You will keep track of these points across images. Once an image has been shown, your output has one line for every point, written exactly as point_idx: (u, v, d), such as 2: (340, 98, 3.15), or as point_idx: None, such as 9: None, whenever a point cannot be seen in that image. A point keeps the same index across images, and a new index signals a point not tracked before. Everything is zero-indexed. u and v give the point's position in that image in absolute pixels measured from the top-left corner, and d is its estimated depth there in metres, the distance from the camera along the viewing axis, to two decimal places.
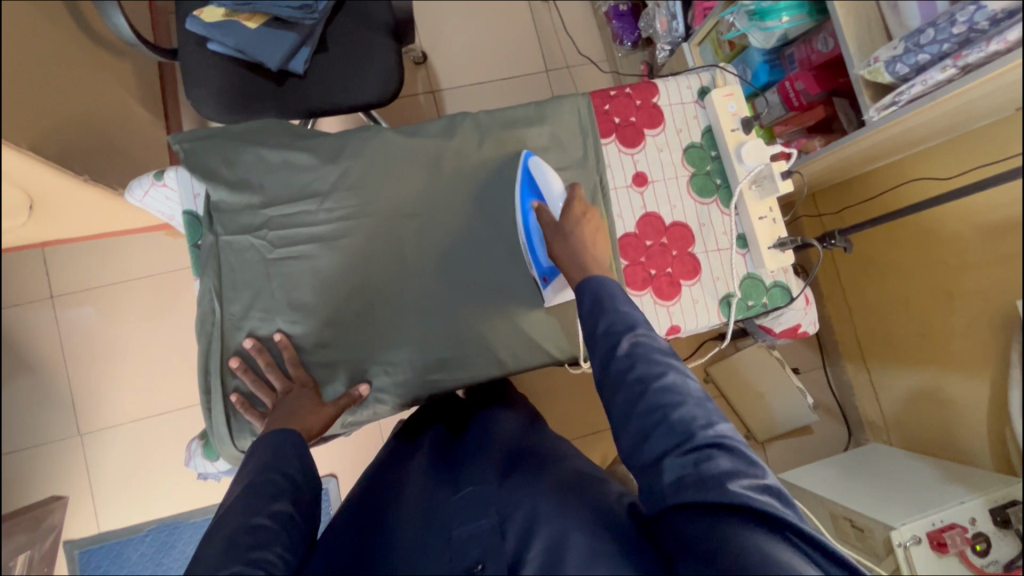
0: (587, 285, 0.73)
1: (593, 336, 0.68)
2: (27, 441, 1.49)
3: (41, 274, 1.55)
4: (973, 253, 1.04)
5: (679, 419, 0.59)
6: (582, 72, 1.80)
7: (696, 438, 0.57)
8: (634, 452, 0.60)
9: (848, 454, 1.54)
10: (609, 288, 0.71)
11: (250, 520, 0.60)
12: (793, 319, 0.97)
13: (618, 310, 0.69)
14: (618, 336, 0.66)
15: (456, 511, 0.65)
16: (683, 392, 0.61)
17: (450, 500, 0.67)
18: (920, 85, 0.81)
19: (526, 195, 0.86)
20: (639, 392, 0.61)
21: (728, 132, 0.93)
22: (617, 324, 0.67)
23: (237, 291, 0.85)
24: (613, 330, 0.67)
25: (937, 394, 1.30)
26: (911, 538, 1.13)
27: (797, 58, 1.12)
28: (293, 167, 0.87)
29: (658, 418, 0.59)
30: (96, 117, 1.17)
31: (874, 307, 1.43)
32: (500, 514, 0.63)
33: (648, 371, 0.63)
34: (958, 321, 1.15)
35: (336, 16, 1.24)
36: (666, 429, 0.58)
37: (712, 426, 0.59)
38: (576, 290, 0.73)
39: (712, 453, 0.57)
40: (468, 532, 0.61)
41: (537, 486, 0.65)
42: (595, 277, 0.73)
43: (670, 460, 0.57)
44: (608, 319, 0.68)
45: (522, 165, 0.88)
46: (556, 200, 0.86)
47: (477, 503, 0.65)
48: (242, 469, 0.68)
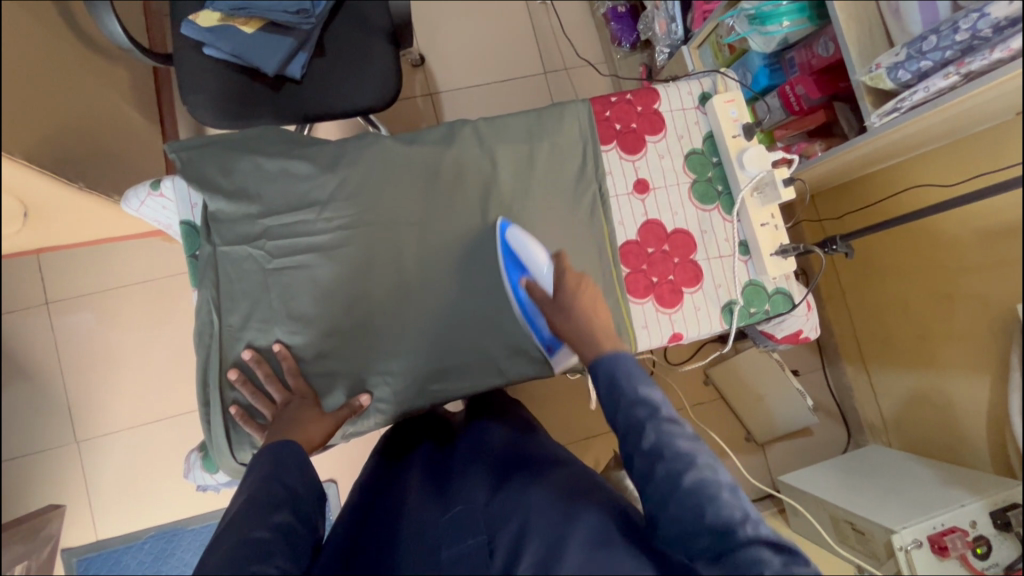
0: (601, 363, 0.68)
1: (615, 423, 0.64)
2: (23, 448, 1.48)
3: (37, 280, 1.53)
4: (973, 258, 1.04)
5: (717, 519, 0.56)
6: (580, 74, 1.80)
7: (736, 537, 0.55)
8: (671, 550, 0.58)
9: (849, 456, 1.54)
10: (624, 367, 0.66)
11: (249, 533, 0.59)
12: (795, 326, 0.96)
13: (637, 393, 0.64)
14: (641, 425, 0.62)
15: (446, 529, 0.65)
16: (716, 484, 0.58)
17: (441, 520, 0.67)
18: (923, 91, 0.80)
19: (511, 274, 0.85)
20: (671, 490, 0.58)
21: (729, 139, 0.93)
22: (637, 410, 0.63)
23: (235, 301, 0.84)
24: (634, 416, 0.63)
25: (936, 397, 1.30)
26: (911, 542, 1.13)
27: (797, 62, 1.12)
28: (291, 176, 0.86)
29: (694, 520, 0.56)
30: (91, 123, 1.16)
31: (874, 309, 1.42)
32: (489, 532, 0.63)
33: (676, 465, 0.59)
34: (957, 324, 1.15)
35: (332, 20, 1.23)
36: (704, 530, 0.56)
37: (751, 522, 0.57)
38: (590, 371, 0.68)
39: (754, 551, 0.55)
40: (454, 555, 0.60)
41: (528, 499, 0.65)
42: (608, 355, 0.68)
43: (710, 566, 0.56)
44: (628, 406, 0.64)
45: (500, 239, 0.87)
46: (543, 273, 0.83)
47: (466, 520, 0.65)
48: (244, 478, 0.68)
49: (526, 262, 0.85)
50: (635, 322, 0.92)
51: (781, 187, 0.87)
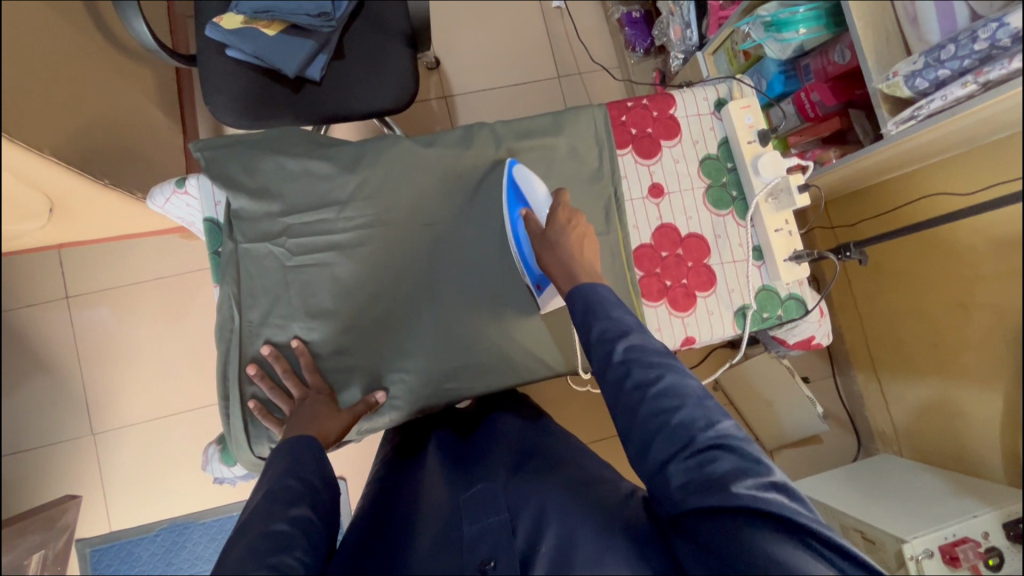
0: (577, 292, 0.74)
1: (589, 343, 0.70)
2: (42, 440, 1.52)
3: (57, 275, 1.57)
4: (989, 268, 1.04)
5: (679, 423, 0.60)
6: (594, 79, 1.81)
7: (698, 441, 0.59)
8: (641, 457, 0.62)
9: (857, 465, 1.54)
10: (598, 293, 0.72)
11: (269, 526, 0.60)
12: (807, 332, 0.96)
13: (609, 316, 0.70)
14: (612, 342, 0.67)
15: (469, 508, 0.68)
16: (682, 395, 0.62)
17: (464, 497, 0.71)
18: (940, 99, 0.81)
19: (513, 204, 0.86)
20: (638, 399, 0.63)
21: (745, 144, 0.94)
22: (609, 329, 0.69)
23: (255, 298, 0.86)
24: (605, 334, 0.68)
25: (948, 406, 1.29)
26: (923, 552, 1.12)
27: (813, 69, 1.13)
28: (312, 175, 0.87)
29: (659, 425, 0.61)
30: (117, 123, 1.19)
31: (886, 316, 1.42)
32: (510, 510, 0.67)
33: (644, 377, 0.64)
34: (972, 333, 1.14)
35: (352, 23, 1.24)
36: (667, 434, 0.60)
37: (713, 427, 0.60)
38: (566, 299, 0.73)
39: (716, 455, 0.58)
40: (477, 530, 0.65)
41: (546, 483, 0.69)
42: (585, 285, 0.73)
43: (676, 465, 0.59)
44: (600, 326, 0.69)
45: (506, 172, 0.87)
46: (540, 205, 0.86)
47: (487, 499, 0.69)
48: (262, 473, 0.69)
49: (526, 196, 0.87)
50: (647, 324, 0.92)
51: (796, 194, 0.87)
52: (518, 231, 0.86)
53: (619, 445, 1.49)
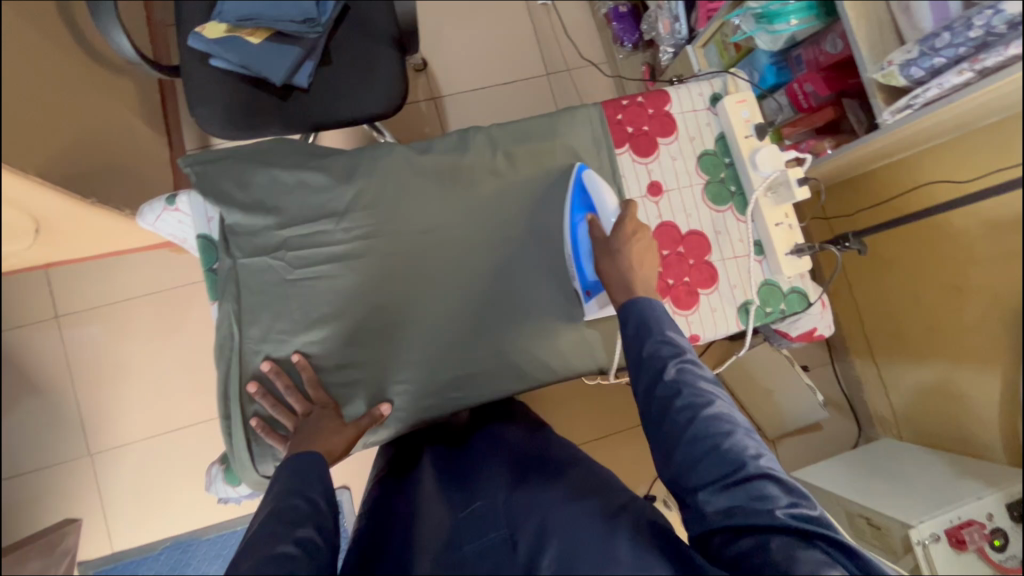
0: (633, 307, 0.74)
1: (640, 358, 0.70)
2: (40, 461, 1.50)
3: (46, 294, 1.54)
4: (986, 251, 1.03)
5: (730, 448, 0.60)
6: (582, 75, 1.80)
7: (747, 469, 0.59)
8: (680, 476, 0.62)
9: (859, 451, 1.55)
10: (654, 312, 0.72)
11: (274, 549, 0.58)
12: (809, 324, 0.96)
13: (662, 335, 0.70)
14: (665, 360, 0.68)
15: (468, 527, 0.68)
16: (732, 422, 0.63)
17: (463, 515, 0.70)
18: (936, 88, 0.81)
19: (577, 207, 0.87)
20: (688, 419, 0.63)
21: (742, 139, 0.93)
22: (662, 348, 0.69)
23: (254, 315, 0.84)
24: (659, 353, 0.69)
25: (948, 389, 1.30)
26: (929, 536, 1.13)
27: (805, 60, 1.12)
28: (306, 187, 0.85)
29: (708, 447, 0.61)
30: (103, 138, 1.17)
31: (881, 302, 1.43)
32: (510, 526, 0.66)
33: (695, 398, 0.64)
34: (967, 315, 1.15)
35: (338, 28, 1.23)
36: (716, 457, 0.60)
37: (761, 458, 0.61)
38: (620, 313, 0.74)
39: (762, 485, 0.59)
40: (478, 548, 0.64)
41: (545, 496, 0.68)
42: (639, 300, 0.74)
43: (718, 491, 0.59)
44: (654, 343, 0.70)
45: (575, 175, 0.88)
46: (609, 214, 0.84)
47: (487, 517, 0.68)
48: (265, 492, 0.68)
49: (594, 201, 0.86)
50: None
51: (796, 186, 0.87)
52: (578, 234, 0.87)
53: (623, 442, 1.49)
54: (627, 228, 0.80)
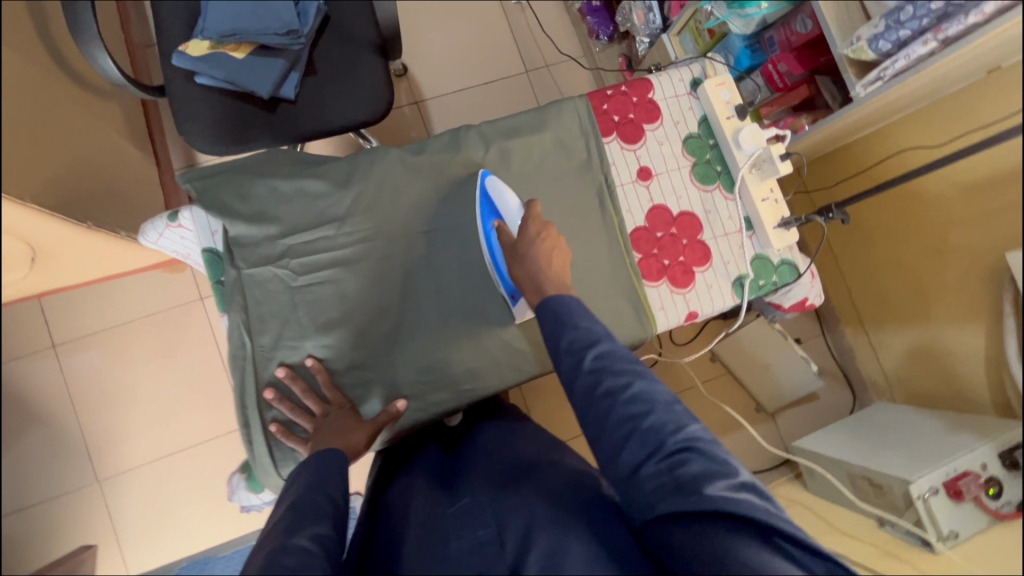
0: (547, 305, 0.74)
1: (558, 352, 0.70)
2: (49, 491, 1.49)
3: (42, 323, 1.53)
4: (959, 212, 1.10)
5: (650, 427, 0.61)
6: (561, 70, 1.83)
7: (669, 445, 0.60)
8: (611, 463, 0.62)
9: (856, 417, 1.60)
10: (566, 305, 0.72)
11: (289, 544, 0.59)
12: (801, 293, 1.00)
13: (577, 325, 0.70)
14: (581, 351, 0.68)
15: (456, 523, 0.71)
16: (652, 399, 0.63)
17: (450, 510, 0.74)
18: (903, 59, 0.85)
19: (486, 214, 0.86)
20: (609, 405, 0.63)
21: (724, 120, 0.96)
22: (577, 341, 0.69)
23: (264, 323, 0.85)
24: (574, 346, 0.68)
25: (934, 348, 1.35)
26: (928, 490, 1.15)
27: (777, 41, 1.16)
28: (306, 195, 0.87)
29: (630, 429, 0.61)
30: (92, 162, 1.17)
31: (865, 269, 1.48)
32: (498, 522, 0.68)
33: (614, 383, 0.64)
34: (949, 276, 1.20)
35: (320, 38, 1.24)
36: (638, 440, 0.61)
37: (682, 430, 0.62)
38: (536, 313, 0.74)
39: (687, 458, 0.60)
40: (465, 546, 0.66)
41: (533, 493, 0.71)
42: (554, 295, 0.74)
43: (646, 471, 0.60)
44: (570, 337, 0.69)
45: (479, 183, 0.88)
46: (515, 218, 0.88)
47: (474, 514, 0.71)
48: (283, 492, 0.70)
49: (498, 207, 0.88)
50: (651, 305, 0.95)
51: (779, 162, 0.90)
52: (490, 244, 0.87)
53: None
54: (532, 228, 0.82)
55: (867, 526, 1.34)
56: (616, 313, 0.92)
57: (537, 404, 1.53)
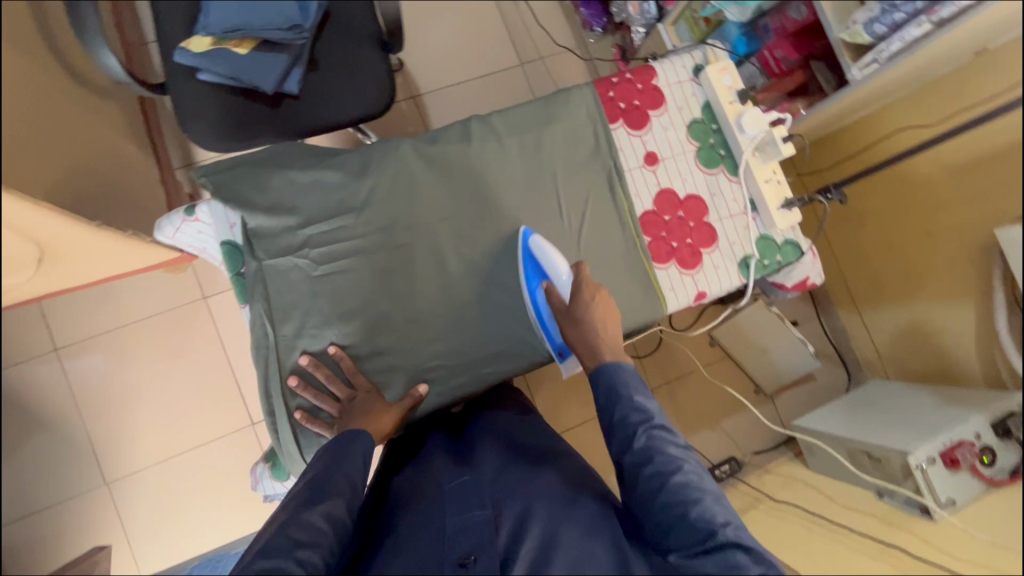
0: (602, 372, 0.76)
1: (611, 425, 0.72)
2: (57, 495, 1.48)
3: (42, 327, 1.52)
4: (948, 193, 1.14)
5: (698, 518, 0.62)
6: (556, 61, 1.84)
7: (715, 538, 0.61)
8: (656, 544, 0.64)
9: (852, 396, 1.63)
10: (622, 376, 0.74)
11: (301, 519, 0.62)
12: (803, 273, 1.03)
13: (632, 400, 0.72)
14: (634, 429, 0.70)
15: (455, 500, 0.74)
16: (701, 489, 0.64)
17: (449, 489, 0.77)
18: (898, 41, 0.88)
19: (532, 277, 0.89)
20: (658, 487, 0.65)
21: (727, 105, 0.99)
22: (631, 417, 0.71)
23: (287, 313, 0.88)
24: (628, 422, 0.70)
25: (926, 325, 1.40)
26: (926, 460, 1.18)
27: (772, 28, 1.18)
28: (323, 186, 0.89)
29: (678, 516, 0.63)
30: (94, 162, 1.16)
31: (858, 251, 1.52)
32: (494, 506, 0.72)
33: (664, 465, 0.66)
34: (939, 255, 1.24)
35: (321, 32, 1.24)
36: (686, 528, 0.62)
37: (731, 524, 0.62)
38: (591, 379, 0.76)
39: (733, 554, 0.61)
40: (460, 523, 0.70)
41: (533, 482, 0.75)
42: (608, 365, 0.76)
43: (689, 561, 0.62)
44: (625, 411, 0.71)
45: (522, 243, 0.90)
46: (564, 280, 0.86)
47: (474, 496, 0.74)
48: (309, 465, 0.73)
49: (546, 267, 0.88)
50: (662, 286, 0.97)
51: (781, 144, 0.95)
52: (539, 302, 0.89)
53: None
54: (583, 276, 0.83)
55: (867, 499, 1.38)
56: (628, 295, 0.95)
57: (542, 391, 1.55)
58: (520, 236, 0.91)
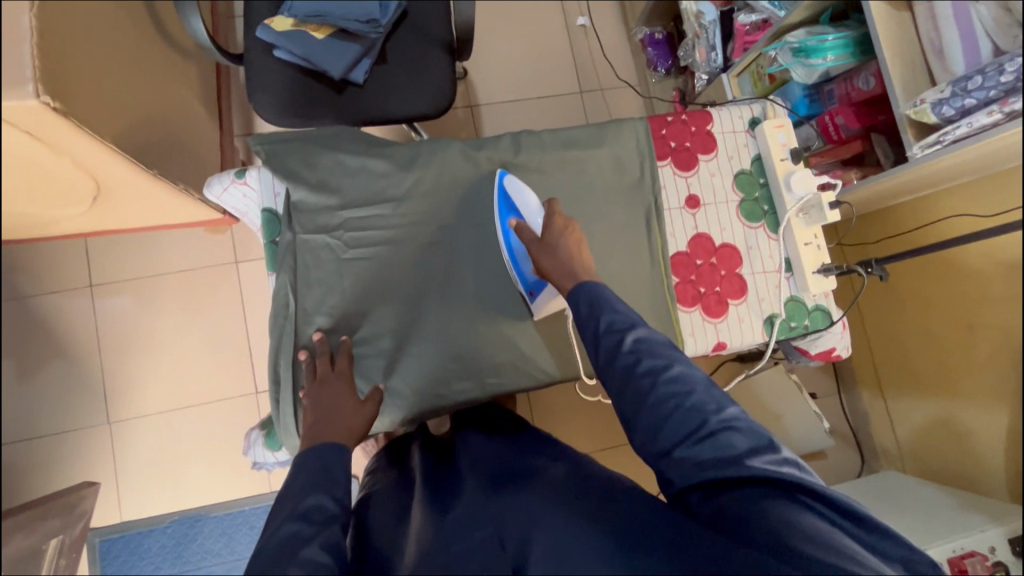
0: (583, 290, 0.79)
1: (595, 334, 0.75)
2: (60, 424, 1.53)
3: (83, 262, 1.59)
4: (995, 293, 1.10)
5: (692, 404, 0.67)
6: (614, 95, 1.86)
7: (710, 422, 0.66)
8: (654, 440, 0.67)
9: (863, 482, 1.56)
10: (603, 292, 0.78)
11: (295, 558, 0.59)
12: (830, 343, 1.01)
13: (616, 311, 0.76)
14: (621, 334, 0.73)
15: (455, 530, 0.69)
16: (691, 380, 0.69)
17: (445, 520, 0.71)
18: (966, 126, 0.86)
19: (504, 213, 0.89)
20: (649, 383, 0.69)
21: (778, 161, 0.98)
22: (616, 322, 0.74)
23: (310, 287, 0.90)
24: (615, 328, 0.74)
25: (952, 423, 1.33)
26: (933, 564, 1.12)
27: (837, 94, 1.20)
28: (368, 173, 0.92)
29: (673, 405, 0.67)
30: (164, 116, 1.23)
31: (893, 335, 1.47)
32: (495, 524, 0.68)
33: (655, 363, 0.70)
34: (977, 354, 1.19)
35: (396, 30, 1.29)
36: (682, 415, 0.66)
37: (722, 409, 0.67)
38: (573, 299, 0.78)
39: (727, 436, 0.65)
40: (465, 548, 0.65)
41: (522, 495, 0.71)
42: (590, 282, 0.80)
43: (690, 446, 0.65)
44: (609, 318, 0.74)
45: (498, 183, 0.91)
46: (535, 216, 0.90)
47: (471, 520, 0.70)
48: (284, 488, 0.71)
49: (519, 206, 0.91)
50: (682, 329, 0.96)
51: (827, 210, 0.93)
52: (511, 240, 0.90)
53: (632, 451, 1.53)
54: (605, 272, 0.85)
55: None
56: None
57: (542, 414, 1.53)
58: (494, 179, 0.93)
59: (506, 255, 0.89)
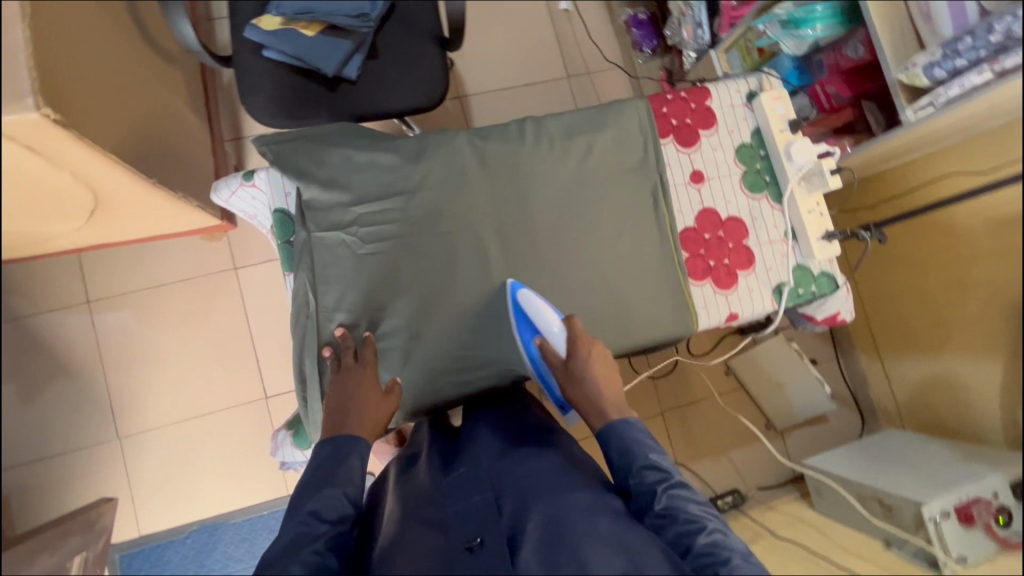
0: (613, 431, 0.80)
1: (628, 485, 0.76)
2: (69, 443, 1.51)
3: (78, 278, 1.56)
4: (982, 244, 1.12)
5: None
6: (602, 78, 1.87)
7: None
8: None
9: (865, 442, 1.61)
10: (631, 435, 0.79)
11: (300, 552, 0.64)
12: (834, 307, 1.03)
13: (647, 458, 0.76)
14: (652, 490, 0.73)
15: (454, 490, 0.79)
16: (728, 548, 0.66)
17: (445, 481, 0.81)
18: (958, 87, 0.89)
19: (525, 334, 0.90)
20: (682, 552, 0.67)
21: (777, 132, 1.00)
22: (647, 475, 0.74)
23: (329, 284, 0.90)
24: (645, 480, 0.74)
25: (950, 378, 1.37)
26: (940, 513, 1.17)
27: (826, 64, 1.23)
28: (376, 167, 0.92)
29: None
30: (156, 124, 1.21)
31: (888, 297, 1.51)
32: (494, 490, 0.77)
33: (687, 526, 0.69)
34: (966, 309, 1.22)
35: (385, 24, 1.28)
36: None
37: None
38: (603, 441, 0.81)
39: None
40: (463, 509, 0.75)
41: (528, 465, 0.79)
42: (620, 423, 0.81)
43: None
44: (639, 471, 0.75)
45: (512, 298, 0.90)
46: (555, 333, 0.88)
47: (473, 482, 0.79)
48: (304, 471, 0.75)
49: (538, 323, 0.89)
50: (695, 302, 0.98)
51: (829, 176, 0.96)
52: (533, 353, 0.91)
53: None
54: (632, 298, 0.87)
55: (873, 547, 1.36)
56: (660, 309, 0.96)
57: None
58: (508, 289, 0.92)
59: (531, 365, 0.92)
